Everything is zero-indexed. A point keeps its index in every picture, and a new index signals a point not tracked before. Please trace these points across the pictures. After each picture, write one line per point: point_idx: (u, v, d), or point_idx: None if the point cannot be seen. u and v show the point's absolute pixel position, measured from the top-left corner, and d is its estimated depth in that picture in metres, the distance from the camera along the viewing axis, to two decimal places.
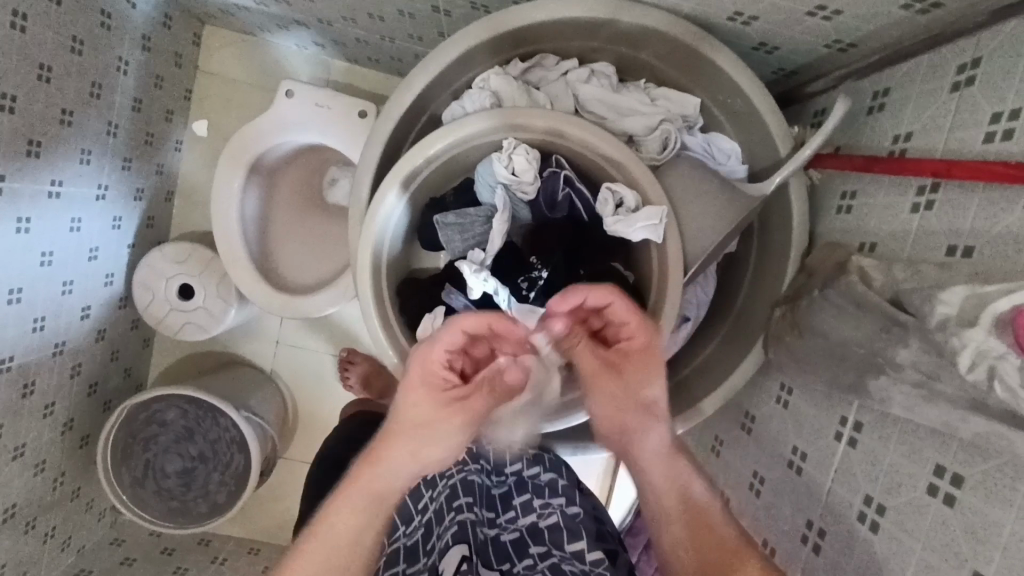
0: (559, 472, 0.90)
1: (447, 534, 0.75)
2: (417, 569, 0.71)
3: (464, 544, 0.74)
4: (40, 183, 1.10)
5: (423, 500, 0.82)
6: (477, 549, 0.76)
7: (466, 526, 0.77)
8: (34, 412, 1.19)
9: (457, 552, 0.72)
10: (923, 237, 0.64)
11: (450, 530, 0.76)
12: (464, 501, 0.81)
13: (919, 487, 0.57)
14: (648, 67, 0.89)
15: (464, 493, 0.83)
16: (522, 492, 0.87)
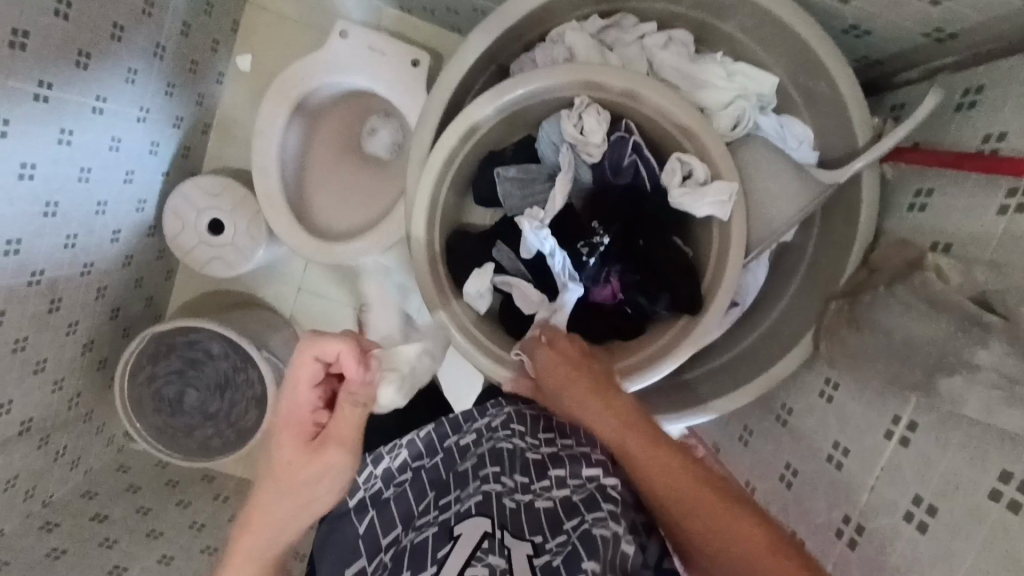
0: (591, 436, 0.89)
1: (469, 501, 0.70)
2: (429, 524, 0.71)
3: (486, 517, 0.67)
4: (85, 96, 1.07)
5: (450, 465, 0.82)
6: (504, 523, 0.68)
7: (487, 495, 0.70)
8: (58, 327, 1.19)
9: (479, 526, 0.66)
10: (1009, 240, 0.61)
11: (472, 500, 0.70)
12: (491, 471, 0.75)
13: (979, 491, 0.55)
14: (728, 40, 0.86)
15: (492, 463, 0.77)
16: (559, 464, 0.79)
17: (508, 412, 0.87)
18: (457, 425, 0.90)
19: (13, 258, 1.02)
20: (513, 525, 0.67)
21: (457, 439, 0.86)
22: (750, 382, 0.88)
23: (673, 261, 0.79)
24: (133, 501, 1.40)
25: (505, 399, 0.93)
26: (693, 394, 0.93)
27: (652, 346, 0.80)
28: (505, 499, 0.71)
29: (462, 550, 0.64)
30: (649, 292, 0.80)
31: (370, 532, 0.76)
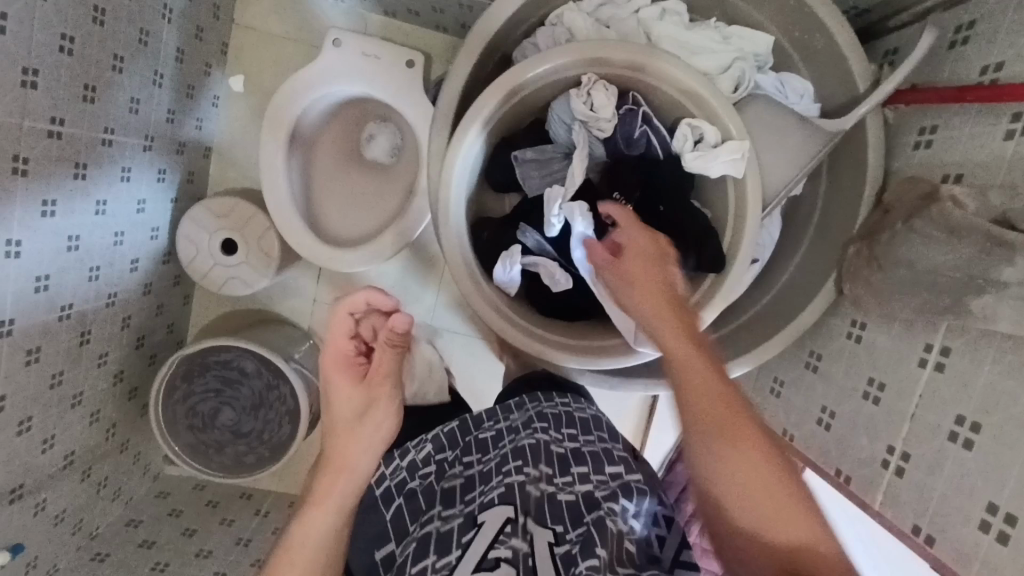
0: (609, 436, 0.89)
1: (493, 492, 0.70)
2: (453, 514, 0.70)
3: (508, 507, 0.68)
4: (93, 129, 1.09)
5: (471, 456, 0.82)
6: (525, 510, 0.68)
7: (512, 487, 0.70)
8: (90, 359, 1.21)
9: (502, 514, 0.66)
10: (1019, 162, 0.64)
11: (495, 493, 0.70)
12: (514, 465, 0.74)
13: (1019, 402, 0.57)
14: (720, 5, 0.89)
15: (513, 459, 0.76)
16: (583, 458, 0.80)
17: (530, 413, 0.88)
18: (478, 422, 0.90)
19: (43, 294, 1.04)
20: (537, 514, 0.68)
21: (478, 433, 0.85)
22: (778, 334, 0.91)
23: (695, 224, 0.81)
24: (178, 525, 1.42)
25: (530, 395, 0.94)
26: (723, 353, 0.96)
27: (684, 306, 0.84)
28: (526, 487, 0.71)
29: (483, 538, 0.64)
30: (677, 256, 0.82)
31: (394, 515, 0.75)
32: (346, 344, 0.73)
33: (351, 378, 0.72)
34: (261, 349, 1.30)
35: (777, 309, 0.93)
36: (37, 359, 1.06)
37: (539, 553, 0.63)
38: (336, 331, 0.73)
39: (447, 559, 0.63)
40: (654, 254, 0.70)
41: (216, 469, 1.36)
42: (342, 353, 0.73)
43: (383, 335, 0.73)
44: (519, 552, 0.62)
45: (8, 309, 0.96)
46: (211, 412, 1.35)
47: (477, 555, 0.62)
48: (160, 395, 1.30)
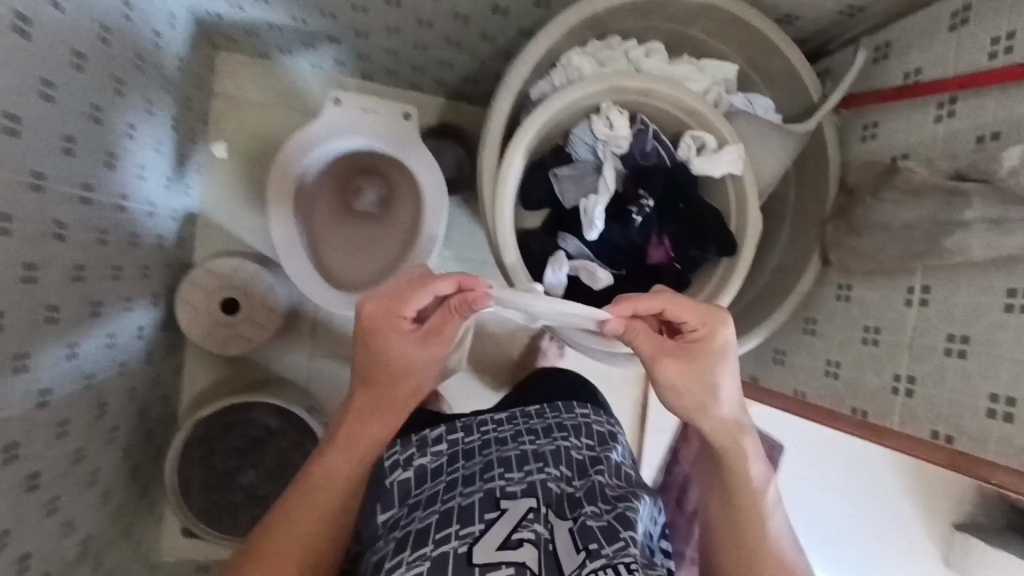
0: (620, 447, 0.96)
1: (517, 486, 0.76)
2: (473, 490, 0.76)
3: (532, 499, 0.75)
4: (112, 194, 1.10)
5: (489, 447, 0.86)
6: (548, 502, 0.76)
7: (536, 481, 0.78)
8: (105, 432, 1.17)
9: (524, 505, 0.73)
10: (952, 137, 0.84)
11: (518, 484, 0.76)
12: (534, 465, 0.81)
13: (996, 308, 0.75)
14: (693, 43, 1.07)
15: (535, 459, 0.82)
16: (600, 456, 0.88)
17: (551, 421, 0.93)
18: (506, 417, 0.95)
19: (73, 361, 1.02)
20: (556, 506, 0.76)
21: (497, 432, 0.90)
22: (778, 307, 1.06)
23: (711, 215, 0.96)
24: None
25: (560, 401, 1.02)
26: (734, 330, 1.11)
27: (710, 287, 0.98)
28: (550, 481, 0.79)
29: (511, 517, 0.71)
30: (699, 243, 0.97)
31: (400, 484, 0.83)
32: (410, 304, 0.79)
33: (406, 341, 0.80)
34: (282, 404, 1.37)
35: (773, 286, 1.10)
36: (66, 431, 1.02)
37: (560, 537, 0.71)
38: (411, 297, 0.78)
39: (469, 531, 0.70)
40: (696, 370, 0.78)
41: (226, 530, 1.37)
42: (399, 317, 0.79)
43: (456, 301, 0.79)
44: (539, 538, 0.70)
45: (47, 377, 0.94)
46: (230, 469, 1.38)
47: (501, 536, 0.69)
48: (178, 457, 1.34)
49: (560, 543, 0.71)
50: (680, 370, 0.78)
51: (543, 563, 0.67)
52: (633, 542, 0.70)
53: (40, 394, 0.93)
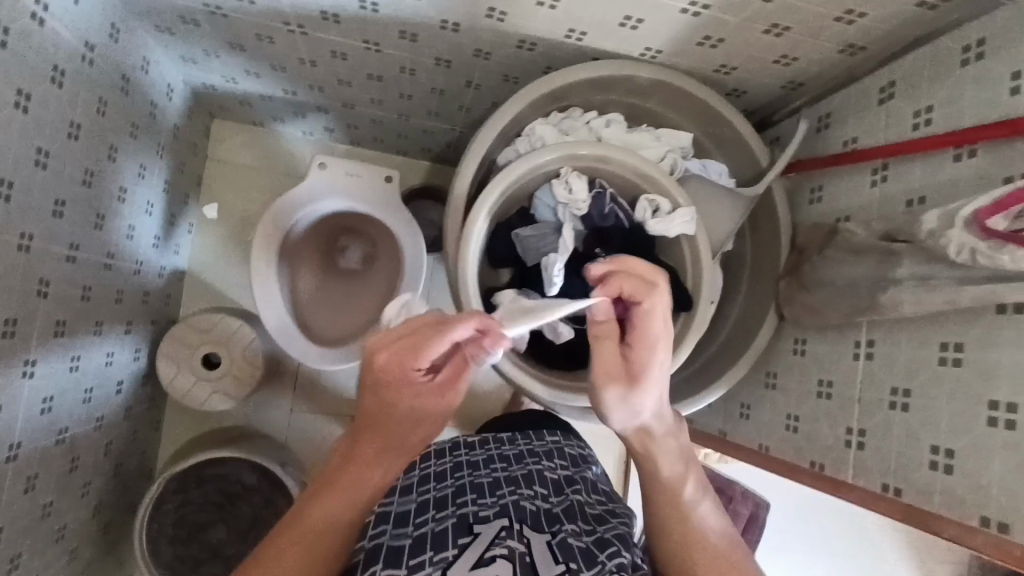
0: (588, 468, 1.07)
1: (489, 509, 0.78)
2: (445, 515, 0.78)
3: (504, 518, 0.77)
4: (99, 253, 1.15)
5: (462, 471, 0.92)
6: (524, 519, 0.79)
7: (510, 503, 0.81)
8: (76, 488, 1.17)
9: (498, 524, 0.75)
10: (886, 200, 0.90)
11: (490, 508, 0.79)
12: (506, 490, 0.85)
13: (933, 362, 0.78)
14: (650, 114, 1.15)
15: (506, 485, 0.88)
16: (571, 485, 0.94)
17: (522, 449, 1.03)
18: (474, 445, 1.04)
19: (46, 416, 1.03)
20: (532, 522, 0.78)
21: (469, 456, 0.98)
22: (739, 360, 1.09)
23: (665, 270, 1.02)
24: None
25: (527, 435, 1.11)
26: (698, 384, 1.13)
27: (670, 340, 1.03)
28: (523, 501, 0.83)
29: (480, 541, 0.71)
30: None
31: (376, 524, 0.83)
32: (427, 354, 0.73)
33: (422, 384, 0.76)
34: (255, 458, 1.39)
35: (734, 341, 1.13)
36: (33, 487, 1.02)
37: (537, 547, 0.72)
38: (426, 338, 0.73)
39: (442, 553, 0.69)
40: (636, 371, 0.80)
41: None
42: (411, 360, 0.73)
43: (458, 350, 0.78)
44: (514, 552, 0.69)
45: (18, 432, 0.96)
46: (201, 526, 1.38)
47: (475, 552, 0.69)
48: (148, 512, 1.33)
49: (537, 555, 0.71)
50: (616, 369, 0.81)
51: (519, 571, 0.67)
52: (615, 563, 0.72)
53: (8, 449, 0.94)
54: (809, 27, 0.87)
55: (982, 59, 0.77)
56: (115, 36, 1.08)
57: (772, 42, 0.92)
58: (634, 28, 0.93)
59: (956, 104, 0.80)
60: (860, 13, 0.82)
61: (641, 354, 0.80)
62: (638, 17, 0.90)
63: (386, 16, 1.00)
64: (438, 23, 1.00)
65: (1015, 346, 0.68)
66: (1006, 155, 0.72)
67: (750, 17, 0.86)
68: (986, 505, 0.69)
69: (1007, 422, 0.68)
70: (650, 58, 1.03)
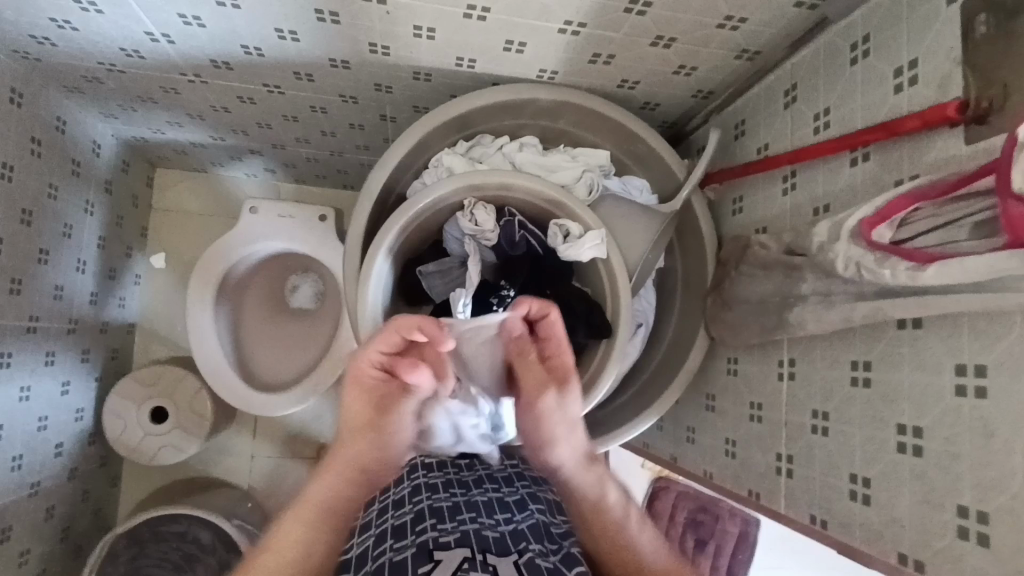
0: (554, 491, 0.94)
1: (450, 534, 0.69)
2: (404, 545, 0.68)
3: (467, 546, 0.67)
4: (18, 318, 1.14)
5: (421, 494, 0.80)
6: (487, 546, 0.68)
7: (472, 531, 0.70)
8: (11, 559, 1.15)
9: (459, 553, 0.65)
10: (796, 208, 0.85)
11: (452, 534, 0.69)
12: (466, 516, 0.74)
13: (846, 383, 0.72)
14: (564, 133, 1.11)
15: (466, 510, 0.76)
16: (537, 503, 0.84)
17: (482, 474, 0.91)
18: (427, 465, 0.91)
19: None
20: (498, 549, 0.68)
21: (427, 478, 0.85)
22: (673, 384, 1.04)
23: (576, 298, 0.98)
24: None
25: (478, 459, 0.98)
26: (635, 410, 1.08)
27: (593, 367, 0.97)
28: (487, 529, 0.72)
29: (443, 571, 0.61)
30: (569, 327, 0.97)
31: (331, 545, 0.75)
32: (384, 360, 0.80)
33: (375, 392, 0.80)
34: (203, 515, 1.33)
35: (671, 363, 1.08)
36: None
37: (507, 571, 0.63)
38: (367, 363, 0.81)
39: None
40: (564, 377, 0.86)
41: None
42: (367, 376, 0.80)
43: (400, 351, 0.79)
44: None
45: None
46: None
47: None
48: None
49: None
50: (542, 380, 0.84)
51: None
52: None
53: None
54: (694, 36, 0.84)
55: (867, 57, 0.72)
56: (18, 100, 1.08)
57: (664, 54, 0.89)
58: (520, 51, 0.91)
59: (848, 105, 0.75)
60: (741, 18, 0.80)
61: (563, 361, 0.86)
62: (520, 40, 0.88)
63: (274, 59, 0.98)
64: (328, 62, 0.98)
65: (915, 366, 0.62)
66: (895, 158, 0.67)
67: (631, 30, 0.84)
68: (902, 540, 0.63)
69: (914, 448, 0.62)
70: (548, 79, 1.00)
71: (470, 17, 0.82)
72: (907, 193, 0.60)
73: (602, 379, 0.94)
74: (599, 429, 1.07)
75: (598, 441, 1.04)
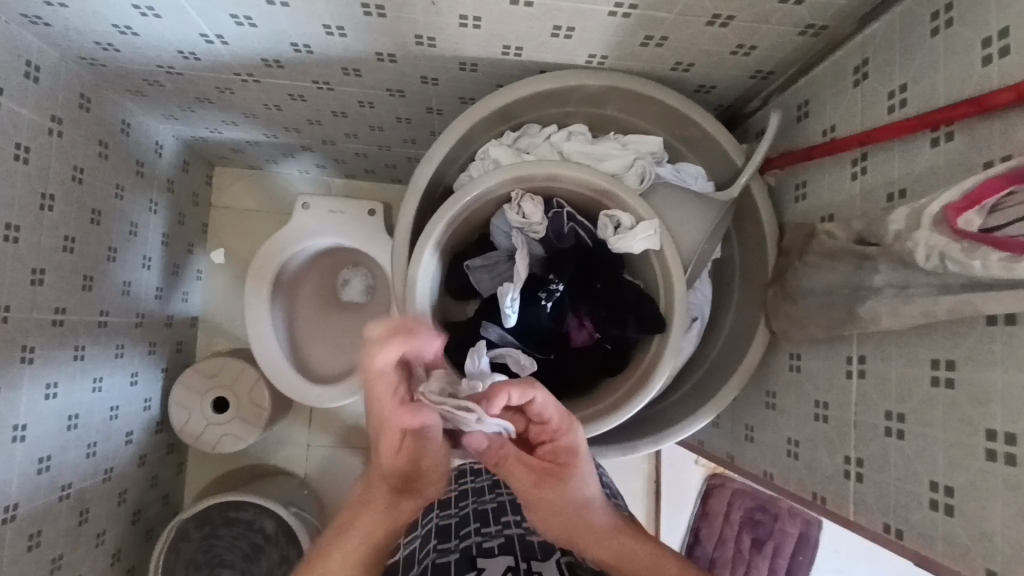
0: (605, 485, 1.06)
1: (494, 544, 0.81)
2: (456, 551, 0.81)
3: (509, 557, 0.78)
4: (91, 313, 1.21)
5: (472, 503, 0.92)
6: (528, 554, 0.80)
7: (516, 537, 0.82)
8: (89, 539, 1.22)
9: (502, 563, 0.77)
10: (867, 194, 0.79)
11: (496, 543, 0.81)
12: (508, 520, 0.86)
13: (925, 382, 0.67)
14: (614, 120, 1.07)
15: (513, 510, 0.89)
16: None
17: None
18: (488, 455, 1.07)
19: (45, 474, 1.09)
20: (541, 554, 0.80)
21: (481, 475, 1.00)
22: (730, 380, 1.00)
23: (628, 292, 0.95)
24: None
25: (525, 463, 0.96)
26: (689, 407, 1.04)
27: (643, 364, 0.95)
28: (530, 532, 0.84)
29: None
30: (619, 322, 0.94)
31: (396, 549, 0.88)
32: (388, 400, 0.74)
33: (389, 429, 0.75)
34: (261, 501, 1.37)
35: (728, 358, 1.03)
36: (37, 543, 1.07)
37: None
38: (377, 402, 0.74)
39: None
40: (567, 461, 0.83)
41: None
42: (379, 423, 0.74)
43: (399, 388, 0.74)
44: None
45: (13, 494, 1.01)
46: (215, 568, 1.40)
47: None
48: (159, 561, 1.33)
49: None
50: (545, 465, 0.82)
51: None
52: None
53: (5, 510, 0.99)
54: (753, 12, 0.79)
55: (951, 26, 0.66)
56: (86, 105, 1.14)
57: (720, 34, 0.84)
58: (568, 37, 0.88)
59: (928, 80, 0.69)
60: None
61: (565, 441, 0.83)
62: (568, 25, 0.85)
63: (322, 55, 0.99)
64: (374, 56, 0.98)
65: (1007, 366, 0.57)
66: (984, 136, 0.61)
67: (685, 10, 0.79)
68: (991, 556, 0.57)
69: (1007, 456, 0.56)
70: (597, 64, 0.97)
71: (515, 4, 0.80)
72: (1000, 175, 0.55)
73: (647, 383, 0.90)
74: (651, 427, 1.04)
75: (651, 438, 1.01)
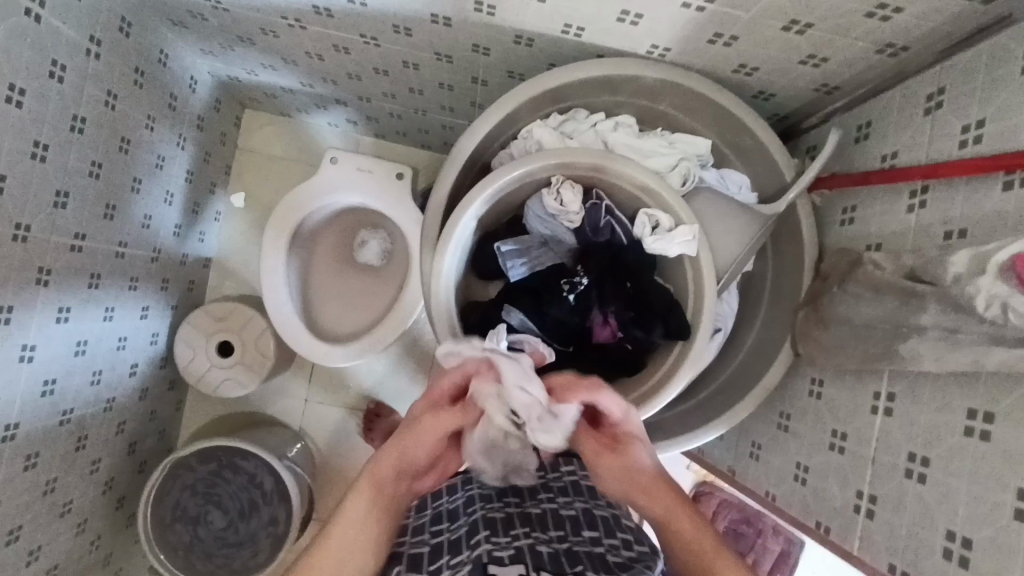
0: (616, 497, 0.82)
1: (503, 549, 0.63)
2: (458, 562, 0.63)
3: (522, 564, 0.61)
4: (110, 243, 1.20)
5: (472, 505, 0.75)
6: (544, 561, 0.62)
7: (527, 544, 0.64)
8: (83, 466, 1.22)
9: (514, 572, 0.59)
10: (922, 228, 0.76)
11: (506, 550, 0.63)
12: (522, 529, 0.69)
13: (956, 430, 0.65)
14: (664, 117, 1.04)
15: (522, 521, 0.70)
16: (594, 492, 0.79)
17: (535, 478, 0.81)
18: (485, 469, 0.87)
19: (48, 397, 1.08)
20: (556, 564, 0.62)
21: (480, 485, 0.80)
22: (745, 397, 0.99)
23: (656, 295, 0.93)
24: None
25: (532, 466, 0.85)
26: (699, 417, 1.03)
27: (661, 371, 0.93)
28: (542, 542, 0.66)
29: None
30: (645, 325, 0.93)
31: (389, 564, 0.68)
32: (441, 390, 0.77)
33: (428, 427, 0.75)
34: (269, 460, 1.35)
35: (746, 373, 1.02)
36: (34, 464, 1.07)
37: None
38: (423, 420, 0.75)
39: None
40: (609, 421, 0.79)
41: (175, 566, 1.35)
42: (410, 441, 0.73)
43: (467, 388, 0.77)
44: None
45: (15, 414, 1.01)
46: None
47: None
48: (157, 484, 1.34)
49: None
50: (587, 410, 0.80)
51: None
52: None
53: (5, 429, 0.99)
54: (834, 23, 0.76)
55: None
56: (126, 30, 1.10)
57: (793, 41, 0.81)
58: (634, 23, 0.85)
59: (1010, 119, 0.65)
60: (895, 8, 0.71)
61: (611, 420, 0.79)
62: (636, 12, 0.82)
63: (376, 9, 0.95)
64: (429, 18, 0.94)
65: None
66: None
67: (763, 11, 0.76)
68: None
69: None
70: (658, 56, 0.93)
71: None
72: None
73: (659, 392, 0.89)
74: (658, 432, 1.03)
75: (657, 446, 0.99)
